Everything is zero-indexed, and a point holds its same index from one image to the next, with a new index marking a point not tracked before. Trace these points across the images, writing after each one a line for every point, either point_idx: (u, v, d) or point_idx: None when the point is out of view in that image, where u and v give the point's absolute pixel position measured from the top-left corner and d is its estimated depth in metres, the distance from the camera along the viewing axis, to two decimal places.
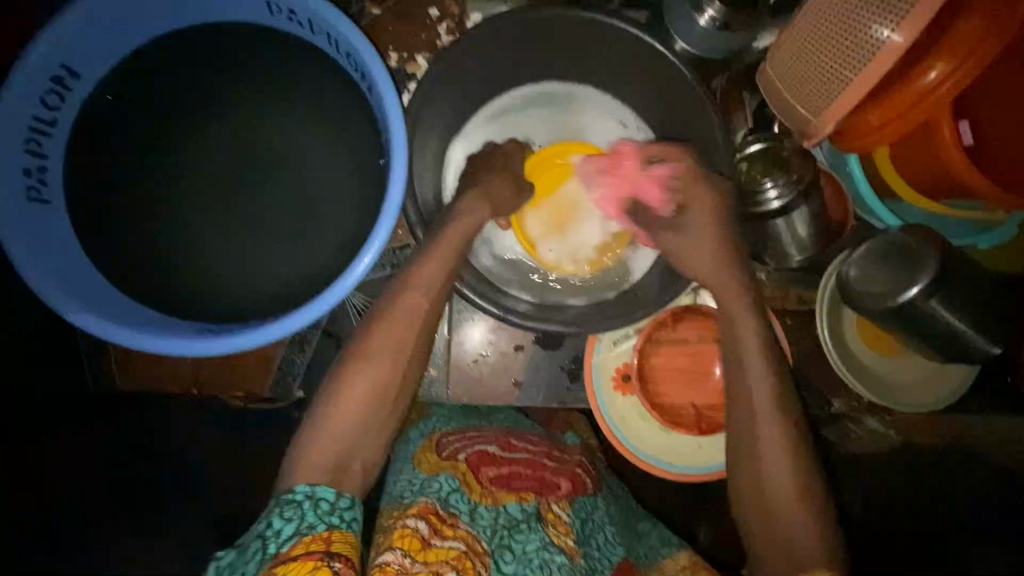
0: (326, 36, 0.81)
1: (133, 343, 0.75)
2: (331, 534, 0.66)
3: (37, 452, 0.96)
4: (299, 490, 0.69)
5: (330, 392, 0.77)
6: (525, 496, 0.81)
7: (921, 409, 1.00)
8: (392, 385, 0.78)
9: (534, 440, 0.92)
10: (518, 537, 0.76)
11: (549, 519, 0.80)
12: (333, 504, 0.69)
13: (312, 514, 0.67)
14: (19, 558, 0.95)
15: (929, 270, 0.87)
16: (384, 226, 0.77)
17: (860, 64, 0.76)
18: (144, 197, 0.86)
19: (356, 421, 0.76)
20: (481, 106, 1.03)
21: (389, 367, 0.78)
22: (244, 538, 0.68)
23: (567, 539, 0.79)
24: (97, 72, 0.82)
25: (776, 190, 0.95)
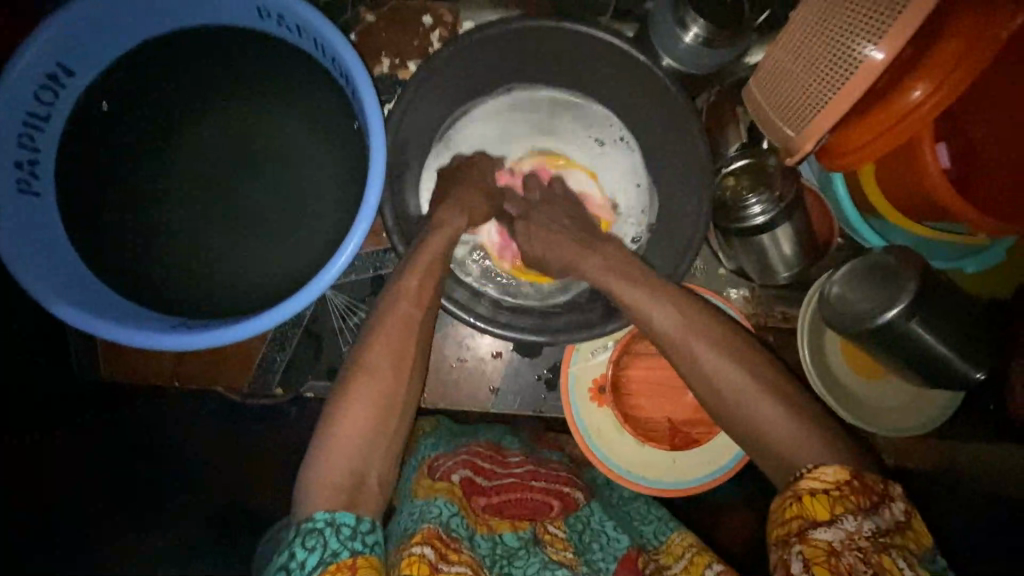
0: (313, 42, 0.83)
1: (117, 338, 0.77)
2: (356, 560, 0.65)
3: (37, 452, 1.00)
4: (318, 517, 0.67)
5: (335, 408, 0.76)
6: (520, 524, 0.82)
7: (908, 433, 0.98)
8: (389, 394, 0.77)
9: (515, 455, 0.90)
10: (517, 563, 0.78)
11: (545, 539, 0.82)
12: (354, 527, 0.67)
13: (335, 540, 0.66)
14: (19, 558, 0.96)
15: (908, 291, 0.86)
16: (359, 226, 0.78)
17: (842, 80, 0.76)
18: (131, 194, 0.87)
19: (358, 440, 0.74)
20: (470, 108, 1.04)
21: (395, 378, 0.78)
22: (269, 570, 0.68)
23: (565, 553, 0.80)
24: (91, 70, 0.84)
25: (761, 206, 0.95)
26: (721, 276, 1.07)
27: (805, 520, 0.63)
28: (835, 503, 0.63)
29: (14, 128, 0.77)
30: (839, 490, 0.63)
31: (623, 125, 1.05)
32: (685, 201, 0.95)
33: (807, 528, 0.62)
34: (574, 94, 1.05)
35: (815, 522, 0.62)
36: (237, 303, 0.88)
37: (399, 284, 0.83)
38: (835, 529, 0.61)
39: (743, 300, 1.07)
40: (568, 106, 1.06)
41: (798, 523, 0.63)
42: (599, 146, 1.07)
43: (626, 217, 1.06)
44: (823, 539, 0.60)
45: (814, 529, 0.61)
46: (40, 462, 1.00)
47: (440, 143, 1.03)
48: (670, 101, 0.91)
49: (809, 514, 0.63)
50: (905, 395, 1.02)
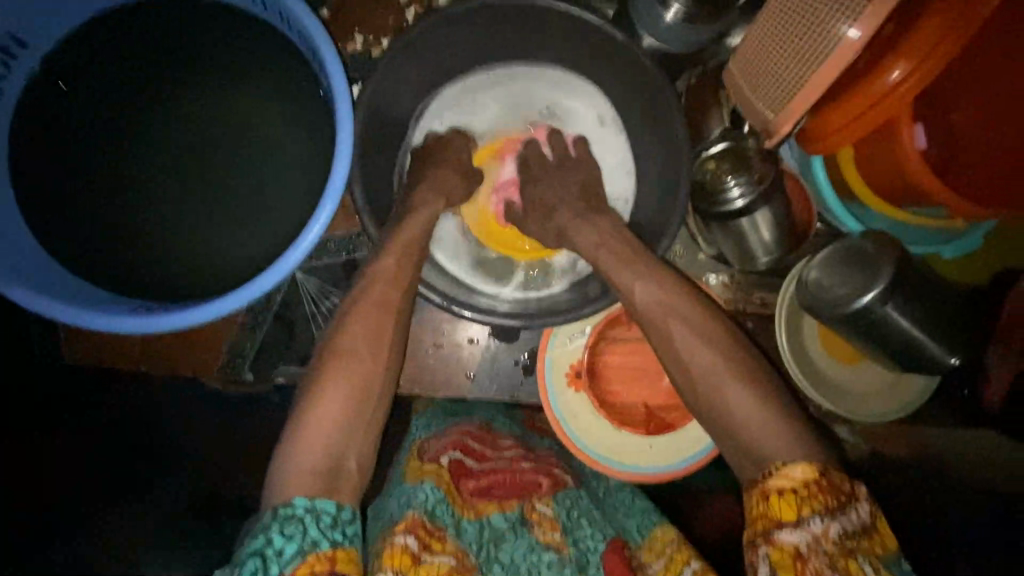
0: (279, 14, 0.80)
1: (81, 322, 0.75)
2: (336, 552, 0.63)
3: (37, 451, 0.94)
4: (298, 504, 0.65)
5: (308, 400, 0.75)
6: (507, 504, 0.79)
7: (882, 418, 0.98)
8: (364, 380, 0.76)
9: (505, 441, 0.89)
10: (505, 546, 0.75)
11: (533, 519, 0.79)
12: (335, 516, 0.66)
13: (314, 529, 0.64)
14: (19, 559, 0.90)
15: (884, 275, 0.86)
16: (325, 207, 0.76)
17: (820, 60, 0.74)
18: (90, 173, 0.84)
19: (335, 424, 0.73)
20: (465, 75, 1.02)
21: (373, 367, 0.77)
22: (242, 556, 0.64)
23: (554, 535, 0.78)
24: (44, 43, 0.81)
25: (739, 189, 0.94)
26: (700, 260, 1.07)
27: (771, 521, 0.62)
28: (803, 505, 0.61)
29: None
30: (810, 490, 0.62)
31: (611, 104, 1.03)
32: (662, 185, 0.94)
33: (773, 530, 0.61)
34: (581, 79, 1.03)
35: (780, 523, 0.61)
36: (206, 287, 0.86)
37: (374, 267, 0.83)
38: (802, 531, 0.60)
39: (722, 286, 1.07)
40: (567, 86, 1.04)
41: (765, 523, 0.63)
42: (599, 124, 1.04)
43: (617, 194, 1.05)
44: (789, 542, 0.60)
45: (780, 530, 0.61)
46: (40, 462, 0.94)
47: (429, 110, 1.02)
48: (648, 81, 0.89)
49: (776, 514, 0.62)
50: (884, 379, 1.02)
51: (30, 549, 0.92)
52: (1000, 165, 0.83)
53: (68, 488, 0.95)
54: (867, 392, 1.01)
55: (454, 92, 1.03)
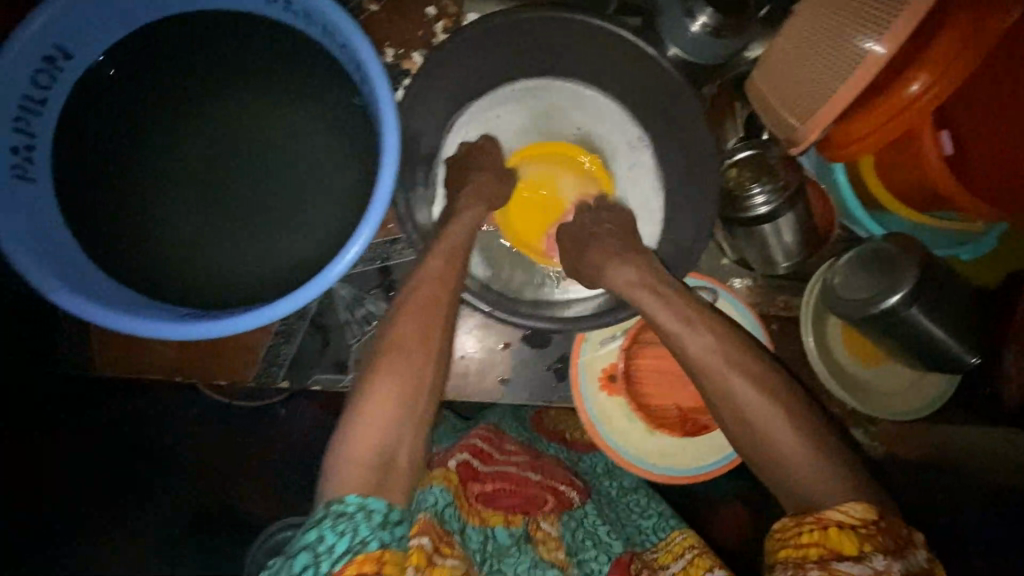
0: (322, 28, 0.82)
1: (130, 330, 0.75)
2: (383, 554, 0.62)
3: (37, 452, 1.02)
4: (349, 500, 0.66)
5: (360, 397, 0.76)
6: (513, 520, 0.80)
7: (903, 416, 1.02)
8: (412, 378, 0.77)
9: (513, 449, 0.91)
10: (508, 561, 0.76)
11: (538, 538, 0.80)
12: (385, 516, 0.65)
13: (364, 526, 0.63)
14: (19, 558, 0.99)
15: (909, 280, 0.88)
16: (372, 215, 0.77)
17: (845, 73, 0.77)
18: (130, 181, 0.85)
19: (384, 421, 0.74)
20: (495, 90, 1.04)
21: (423, 361, 0.79)
22: (291, 547, 0.65)
23: (558, 554, 0.79)
24: (89, 54, 0.81)
25: (764, 195, 0.96)
26: (725, 266, 1.10)
27: (827, 551, 0.63)
28: (864, 541, 0.62)
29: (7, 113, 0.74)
30: (869, 529, 0.63)
31: (638, 125, 1.05)
32: (690, 192, 0.97)
33: (831, 559, 0.62)
34: (608, 99, 1.05)
35: (840, 555, 0.62)
36: (246, 296, 0.86)
37: (422, 267, 0.85)
38: (863, 566, 0.61)
39: (746, 290, 1.09)
40: (593, 104, 1.07)
41: (819, 551, 0.63)
42: (628, 145, 1.07)
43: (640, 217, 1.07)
44: (848, 572, 0.60)
45: (839, 560, 0.62)
46: (40, 462, 1.02)
47: (459, 119, 1.03)
48: (677, 92, 0.91)
49: (832, 545, 0.63)
50: (909, 377, 1.05)
51: (33, 549, 1.01)
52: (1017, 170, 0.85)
53: (68, 488, 1.05)
54: (894, 390, 1.04)
55: (486, 106, 1.05)
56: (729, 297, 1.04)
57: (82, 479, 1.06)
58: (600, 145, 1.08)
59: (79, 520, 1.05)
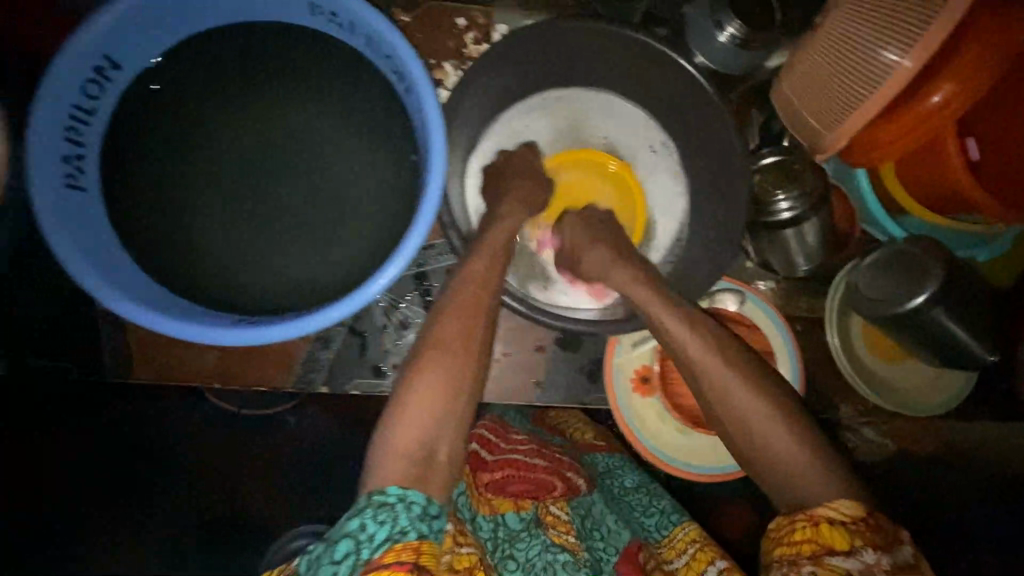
0: (367, 40, 0.84)
1: (191, 337, 0.76)
2: (421, 544, 0.66)
3: (37, 452, 1.04)
4: (391, 491, 0.69)
5: (401, 393, 0.78)
6: (523, 504, 0.86)
7: (929, 412, 1.05)
8: (455, 377, 0.79)
9: (519, 437, 0.93)
10: (520, 546, 0.83)
11: (548, 521, 0.87)
12: (424, 509, 0.69)
13: (404, 517, 0.68)
14: (18, 558, 1.02)
15: (932, 281, 0.92)
16: (420, 224, 0.79)
17: (872, 86, 0.81)
18: (172, 188, 0.86)
19: (426, 420, 0.76)
20: (526, 97, 1.05)
21: (463, 361, 0.81)
22: (332, 531, 0.69)
23: (568, 537, 0.86)
24: (137, 65, 0.83)
25: (789, 202, 1.00)
26: (747, 269, 1.11)
27: (820, 546, 0.69)
28: (855, 537, 0.68)
29: (59, 123, 0.75)
30: (858, 525, 0.69)
31: (661, 129, 1.08)
32: (717, 197, 0.99)
33: (823, 554, 0.68)
34: (636, 106, 1.07)
35: (831, 550, 0.68)
36: (289, 301, 0.87)
37: (464, 268, 0.87)
38: (854, 560, 0.66)
39: (770, 292, 1.12)
40: (622, 112, 1.08)
41: (812, 548, 0.69)
42: (652, 152, 1.09)
43: (662, 222, 1.09)
44: (840, 566, 0.67)
45: (830, 555, 0.68)
46: (40, 463, 1.04)
47: (489, 126, 1.04)
48: (705, 101, 0.95)
49: (825, 540, 0.69)
50: (929, 373, 1.08)
51: (31, 550, 1.03)
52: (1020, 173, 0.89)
53: (68, 489, 1.06)
54: (915, 386, 1.08)
55: (517, 113, 1.06)
56: (757, 301, 1.06)
57: (82, 480, 1.07)
58: (627, 152, 1.09)
59: (79, 520, 1.06)
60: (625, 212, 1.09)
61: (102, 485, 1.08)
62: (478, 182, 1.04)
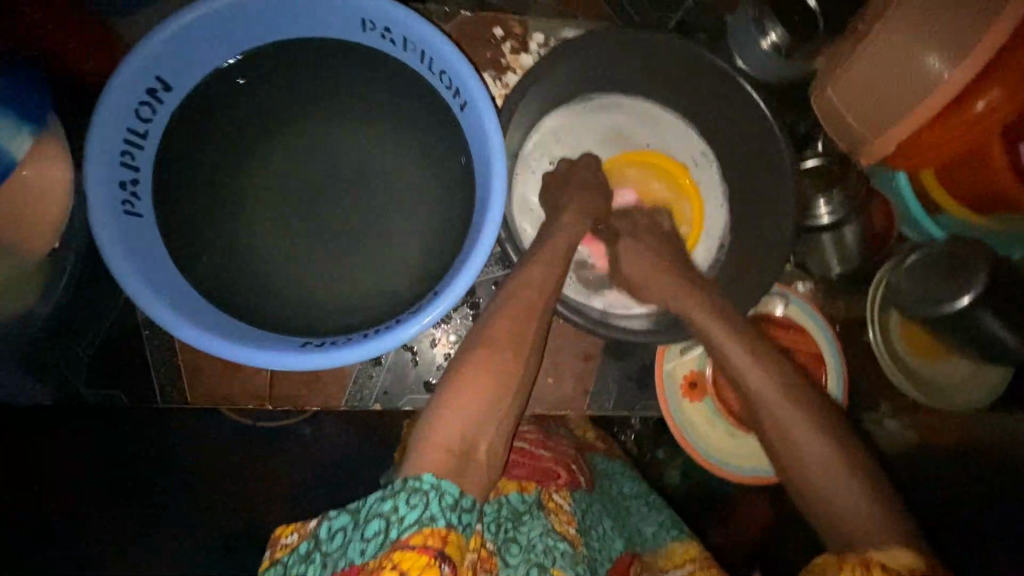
0: (420, 54, 0.83)
1: (231, 355, 0.75)
2: (448, 532, 0.65)
3: (37, 452, 1.03)
4: (426, 479, 0.68)
5: (450, 391, 0.79)
6: (526, 487, 0.86)
7: (965, 405, 1.06)
8: (503, 378, 0.80)
9: (529, 431, 0.98)
10: (523, 527, 0.81)
11: (549, 507, 0.85)
12: (456, 500, 0.68)
13: (436, 505, 0.66)
14: (19, 558, 1.02)
15: (980, 279, 0.93)
16: (485, 239, 0.79)
17: (922, 96, 0.84)
18: (223, 210, 0.85)
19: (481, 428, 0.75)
20: (571, 99, 1.04)
21: (515, 361, 0.82)
22: (357, 506, 0.69)
23: (568, 528, 0.83)
24: (187, 85, 0.81)
25: (830, 209, 1.04)
26: (786, 271, 1.11)
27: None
28: None
29: (115, 147, 0.74)
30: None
31: (704, 138, 1.08)
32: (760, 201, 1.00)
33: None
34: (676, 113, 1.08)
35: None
36: (345, 319, 0.86)
37: (517, 281, 0.86)
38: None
39: (808, 293, 1.12)
40: (664, 117, 1.09)
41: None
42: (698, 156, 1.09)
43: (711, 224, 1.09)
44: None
45: None
46: (41, 462, 1.04)
47: (530, 132, 1.02)
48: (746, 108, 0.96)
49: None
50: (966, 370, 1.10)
51: (30, 549, 1.04)
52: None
53: (69, 488, 1.06)
54: (954, 385, 1.09)
55: (560, 119, 1.05)
56: (800, 303, 1.08)
57: (83, 480, 1.07)
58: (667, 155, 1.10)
59: (79, 520, 1.07)
60: (682, 207, 1.09)
61: (103, 484, 1.08)
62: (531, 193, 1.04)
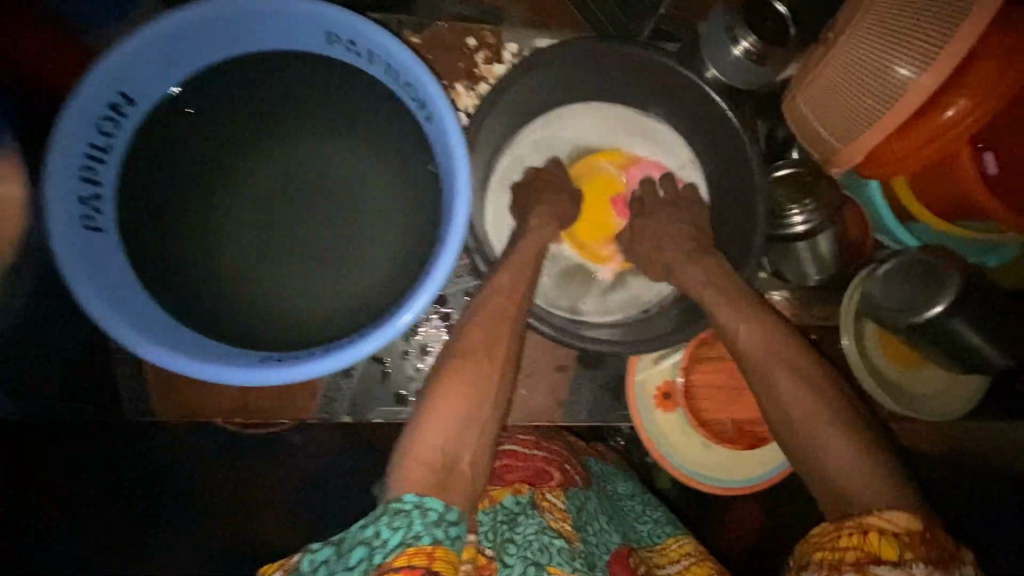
0: (385, 67, 0.83)
1: (184, 370, 0.74)
2: (434, 549, 0.65)
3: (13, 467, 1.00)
4: (406, 499, 0.67)
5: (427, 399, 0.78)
6: (519, 488, 0.84)
7: (944, 416, 1.07)
8: (478, 386, 0.79)
9: (523, 433, 0.99)
10: (518, 528, 0.79)
11: (543, 506, 0.83)
12: (441, 515, 0.67)
13: (419, 523, 0.66)
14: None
15: (950, 291, 0.94)
16: (448, 251, 0.78)
17: (891, 102, 0.82)
18: (190, 222, 0.85)
19: (449, 441, 0.74)
20: (547, 111, 1.04)
21: (487, 370, 0.81)
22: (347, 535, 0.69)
23: (564, 524, 0.82)
24: (151, 99, 0.82)
25: (803, 216, 1.02)
26: (761, 280, 1.11)
27: (865, 555, 0.66)
28: (904, 552, 0.65)
29: (75, 161, 0.74)
30: (907, 538, 0.66)
31: (691, 149, 1.06)
32: (730, 210, 1.00)
33: (867, 563, 0.65)
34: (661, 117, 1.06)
35: (876, 559, 0.65)
36: (318, 332, 0.86)
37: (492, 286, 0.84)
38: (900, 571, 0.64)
39: (784, 302, 1.12)
40: (645, 123, 1.07)
41: (856, 555, 0.66)
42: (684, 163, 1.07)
43: None
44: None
45: (875, 564, 0.65)
46: (40, 462, 1.02)
47: (503, 150, 1.03)
48: (716, 117, 0.96)
49: (873, 550, 0.66)
50: (945, 379, 1.10)
51: (30, 547, 1.03)
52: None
53: (69, 489, 1.04)
54: (932, 394, 1.09)
55: (535, 132, 1.04)
56: None
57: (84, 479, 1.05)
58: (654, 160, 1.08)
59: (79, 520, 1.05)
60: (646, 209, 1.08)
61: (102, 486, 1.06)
62: (506, 202, 1.03)
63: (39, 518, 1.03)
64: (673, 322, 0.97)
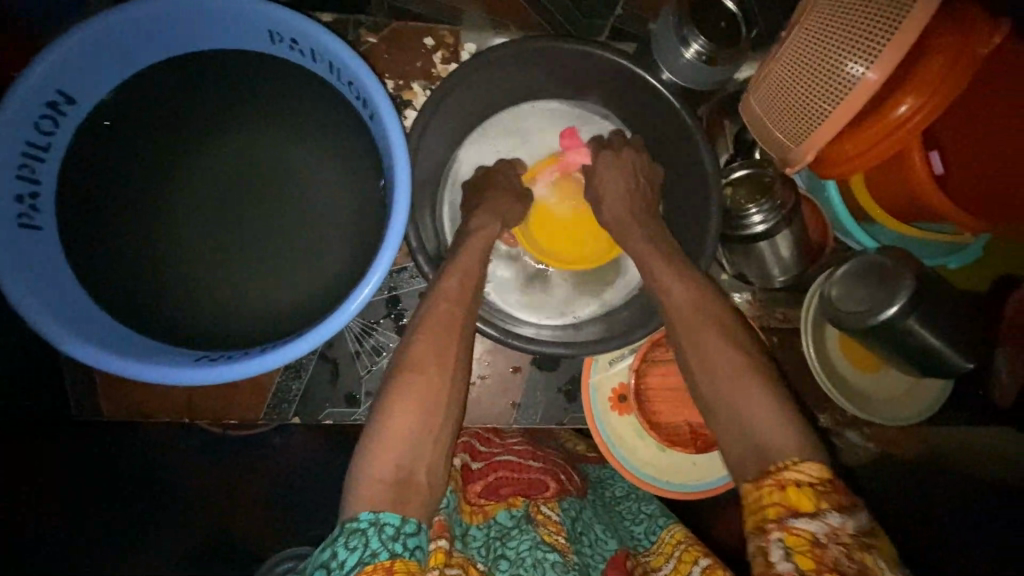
0: (329, 65, 0.83)
1: (107, 366, 0.74)
2: (394, 562, 0.60)
3: None
4: (362, 517, 0.63)
5: (381, 409, 0.72)
6: (514, 502, 0.83)
7: (912, 419, 1.06)
8: (431, 398, 0.73)
9: (518, 443, 0.96)
10: (511, 543, 0.78)
11: (538, 519, 0.82)
12: (398, 529, 0.63)
13: (376, 540, 0.62)
14: None
15: (906, 291, 0.91)
16: (388, 246, 0.77)
17: (839, 97, 0.79)
18: (135, 222, 0.86)
19: (404, 452, 0.69)
20: (503, 112, 1.05)
21: (436, 378, 0.74)
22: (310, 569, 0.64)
23: (558, 537, 0.80)
24: (93, 99, 0.82)
25: (761, 215, 0.98)
26: (722, 281, 1.11)
27: (785, 509, 0.61)
28: (819, 498, 0.61)
29: (12, 161, 0.74)
30: (823, 487, 0.62)
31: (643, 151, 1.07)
32: (686, 209, 0.99)
33: (788, 517, 0.61)
34: (611, 118, 1.06)
35: (796, 511, 0.61)
36: (266, 330, 0.86)
37: (440, 287, 0.83)
38: (819, 522, 0.59)
39: (746, 304, 1.11)
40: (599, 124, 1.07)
41: (777, 509, 0.62)
42: None
43: None
44: (805, 530, 0.59)
45: (795, 517, 0.60)
46: (41, 461, 0.90)
47: (456, 153, 1.04)
48: (670, 118, 0.95)
49: (791, 503, 0.62)
50: (906, 382, 1.09)
51: (31, 547, 0.87)
52: (985, 186, 0.92)
53: (70, 488, 0.94)
54: (894, 396, 1.09)
55: (495, 129, 1.06)
56: None
57: (83, 479, 0.96)
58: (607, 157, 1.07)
59: None
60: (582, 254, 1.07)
61: (102, 486, 0.98)
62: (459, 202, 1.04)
63: (39, 519, 0.88)
64: (630, 321, 0.98)
